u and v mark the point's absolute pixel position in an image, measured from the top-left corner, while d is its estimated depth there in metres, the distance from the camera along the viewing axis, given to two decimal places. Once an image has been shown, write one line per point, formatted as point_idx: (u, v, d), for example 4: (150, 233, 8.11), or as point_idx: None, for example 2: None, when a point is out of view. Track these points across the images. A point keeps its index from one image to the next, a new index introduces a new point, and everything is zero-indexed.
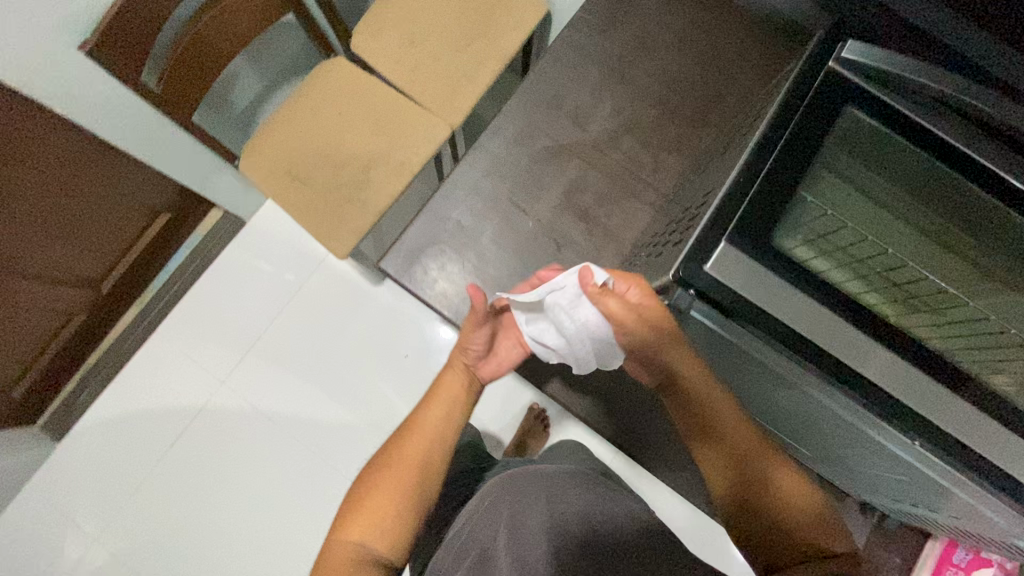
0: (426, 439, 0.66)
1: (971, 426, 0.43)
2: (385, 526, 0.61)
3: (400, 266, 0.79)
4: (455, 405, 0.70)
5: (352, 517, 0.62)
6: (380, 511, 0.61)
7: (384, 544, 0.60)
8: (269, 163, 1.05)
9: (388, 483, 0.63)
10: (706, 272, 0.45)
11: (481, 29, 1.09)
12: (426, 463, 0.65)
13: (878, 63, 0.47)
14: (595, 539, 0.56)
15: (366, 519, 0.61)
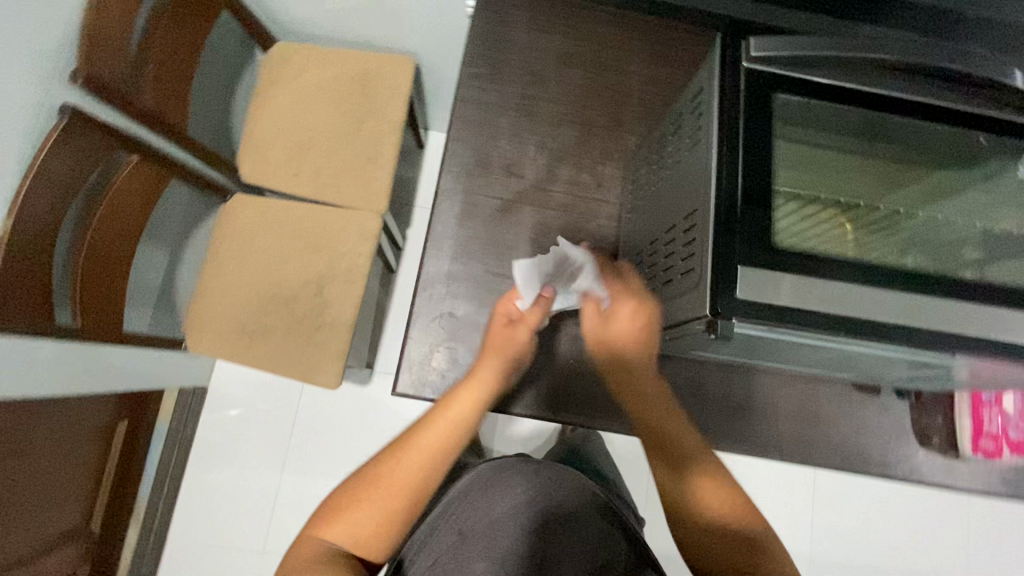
0: (419, 460, 0.61)
1: (987, 321, 0.50)
2: (367, 533, 0.59)
3: (417, 381, 0.75)
4: (457, 428, 0.62)
5: (332, 518, 0.60)
6: (365, 521, 0.59)
7: (364, 547, 0.59)
8: (218, 330, 0.98)
9: (376, 499, 0.59)
10: (739, 301, 0.49)
11: (365, 108, 1.06)
12: (415, 487, 0.60)
13: (785, 53, 0.52)
14: (559, 527, 0.63)
15: (346, 526, 0.59)
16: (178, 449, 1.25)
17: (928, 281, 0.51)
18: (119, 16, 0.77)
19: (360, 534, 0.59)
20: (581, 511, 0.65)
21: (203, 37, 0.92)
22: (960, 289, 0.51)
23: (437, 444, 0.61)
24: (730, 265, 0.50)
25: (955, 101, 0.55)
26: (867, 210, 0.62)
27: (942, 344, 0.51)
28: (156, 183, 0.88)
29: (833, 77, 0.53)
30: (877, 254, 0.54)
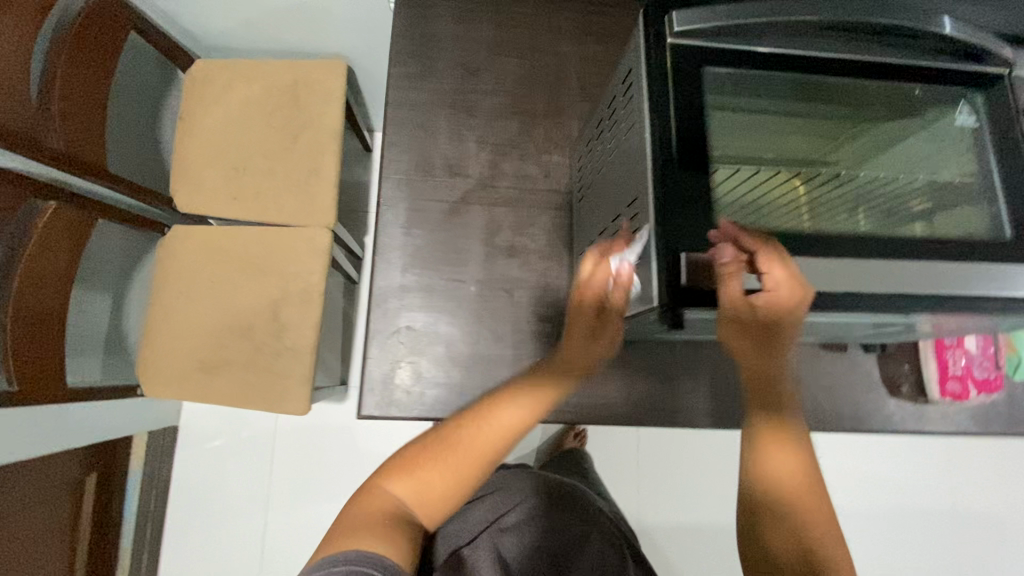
0: (492, 439, 0.61)
1: (940, 276, 0.50)
2: (434, 494, 0.58)
3: (382, 401, 0.72)
4: (532, 413, 0.63)
5: (397, 477, 0.59)
6: (435, 479, 0.59)
7: (427, 507, 0.58)
8: (171, 370, 0.93)
9: (449, 461, 0.59)
10: (686, 289, 0.48)
11: (298, 120, 1.02)
12: (487, 463, 0.60)
13: (709, 24, 0.49)
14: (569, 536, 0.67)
15: (413, 488, 0.58)
16: (155, 495, 1.20)
17: (877, 244, 0.49)
18: (6, 52, 0.71)
19: (422, 499, 0.58)
20: (590, 525, 0.70)
21: (114, 61, 0.86)
22: (909, 247, 0.50)
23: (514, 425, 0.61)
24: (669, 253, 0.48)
25: (885, 54, 0.54)
26: (818, 172, 0.59)
27: (895, 305, 0.50)
28: (85, 226, 0.82)
29: (764, 43, 0.51)
30: (819, 224, 0.53)
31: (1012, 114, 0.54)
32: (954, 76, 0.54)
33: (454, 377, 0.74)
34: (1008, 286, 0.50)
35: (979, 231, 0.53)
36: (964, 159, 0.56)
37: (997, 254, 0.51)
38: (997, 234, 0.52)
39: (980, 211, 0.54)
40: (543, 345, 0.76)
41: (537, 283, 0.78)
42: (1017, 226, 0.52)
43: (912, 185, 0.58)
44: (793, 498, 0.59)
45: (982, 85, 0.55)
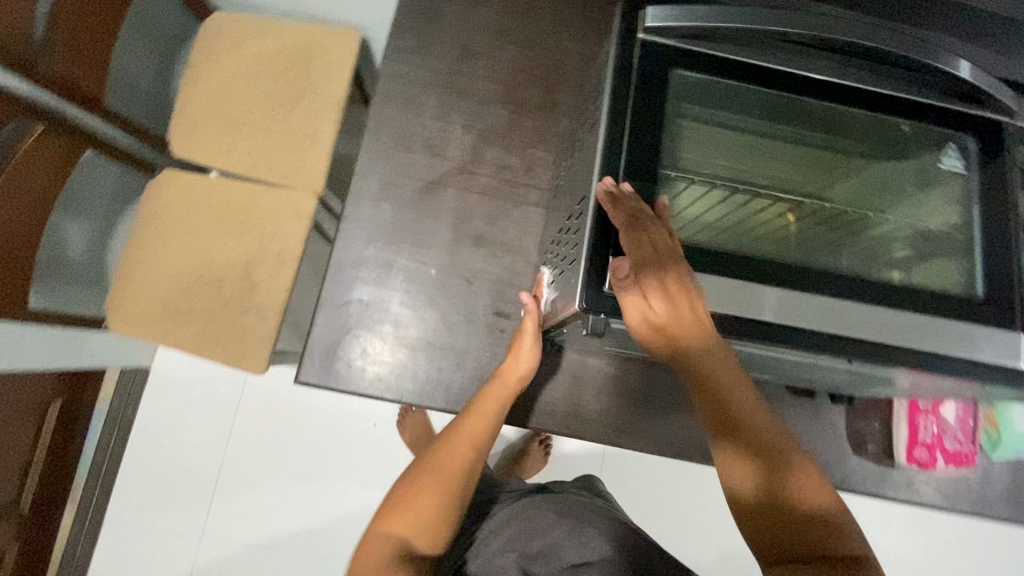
0: (464, 451, 0.62)
1: (893, 326, 0.46)
2: (430, 522, 0.59)
3: (321, 370, 0.71)
4: (494, 419, 0.64)
5: (393, 518, 0.59)
6: (427, 510, 0.59)
7: (428, 536, 0.59)
8: (139, 309, 0.95)
9: (433, 488, 0.60)
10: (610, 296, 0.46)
11: (303, 83, 1.02)
12: (469, 473, 0.61)
13: (682, 24, 0.47)
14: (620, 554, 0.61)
15: (410, 522, 0.58)
16: (118, 432, 1.22)
17: (825, 280, 0.47)
18: None
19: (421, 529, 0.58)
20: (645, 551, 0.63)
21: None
22: (860, 290, 0.47)
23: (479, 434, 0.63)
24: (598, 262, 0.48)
25: (873, 83, 0.50)
26: (806, 204, 0.54)
27: (841, 348, 0.47)
28: (69, 152, 0.84)
29: (741, 53, 0.49)
30: (784, 251, 0.48)
31: (1000, 166, 0.50)
32: (946, 116, 0.51)
33: (399, 358, 0.72)
34: (966, 346, 0.47)
35: (952, 284, 0.49)
36: (951, 207, 0.52)
37: (960, 310, 0.47)
38: (968, 290, 0.48)
39: (959, 263, 0.50)
40: (495, 340, 0.74)
41: (500, 276, 0.76)
42: (988, 285, 0.48)
43: (898, 229, 0.53)
44: (799, 510, 0.49)
45: (975, 129, 0.51)
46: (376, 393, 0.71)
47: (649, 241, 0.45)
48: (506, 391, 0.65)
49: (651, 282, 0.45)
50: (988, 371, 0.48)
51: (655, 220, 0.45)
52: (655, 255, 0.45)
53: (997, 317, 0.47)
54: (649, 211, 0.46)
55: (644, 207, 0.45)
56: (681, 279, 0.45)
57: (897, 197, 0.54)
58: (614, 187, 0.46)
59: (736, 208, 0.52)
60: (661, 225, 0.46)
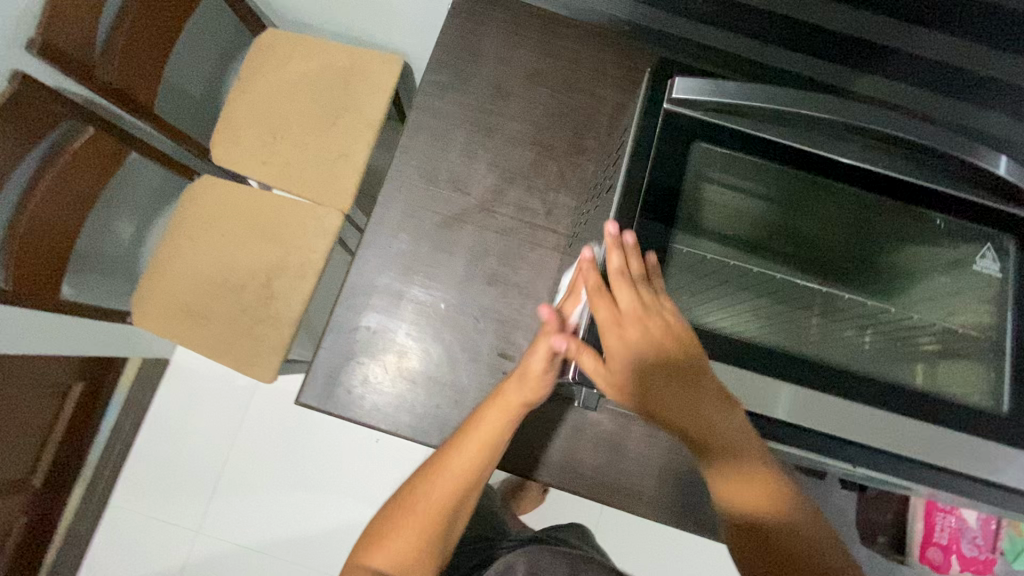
0: (451, 484, 0.57)
1: (901, 436, 0.44)
2: (408, 554, 0.56)
3: (321, 393, 0.71)
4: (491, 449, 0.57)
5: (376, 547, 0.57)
6: (405, 542, 0.56)
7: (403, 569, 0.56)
8: (163, 307, 0.98)
9: (413, 519, 0.57)
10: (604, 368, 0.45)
11: (343, 103, 1.04)
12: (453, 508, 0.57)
13: (709, 99, 0.46)
14: None
15: (387, 555, 0.56)
16: (132, 418, 1.25)
17: (833, 378, 0.45)
18: None
19: (397, 566, 0.56)
20: None
21: (185, 14, 0.92)
22: (870, 392, 0.44)
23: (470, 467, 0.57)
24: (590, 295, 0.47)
25: (911, 172, 0.48)
26: (824, 285, 0.51)
27: (841, 452, 0.45)
28: (114, 154, 0.87)
29: (769, 133, 0.47)
30: (794, 341, 0.46)
31: None
32: (988, 215, 0.48)
33: (398, 390, 0.72)
34: (981, 466, 0.44)
35: (975, 396, 0.46)
36: (982, 309, 0.49)
37: (980, 427, 0.44)
38: (991, 404, 0.45)
39: (983, 371, 0.47)
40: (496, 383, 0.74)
41: (509, 318, 0.75)
42: (1014, 402, 0.45)
43: (926, 325, 0.50)
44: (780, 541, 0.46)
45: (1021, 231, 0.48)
46: (373, 423, 0.71)
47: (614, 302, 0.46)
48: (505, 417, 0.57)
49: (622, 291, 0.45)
50: (1003, 493, 0.45)
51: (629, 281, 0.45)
52: (619, 317, 0.45)
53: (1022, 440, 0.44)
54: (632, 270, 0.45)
55: (626, 266, 0.45)
56: (655, 301, 0.45)
57: (927, 289, 0.51)
58: (611, 239, 0.45)
59: (748, 285, 0.50)
60: (639, 286, 0.45)
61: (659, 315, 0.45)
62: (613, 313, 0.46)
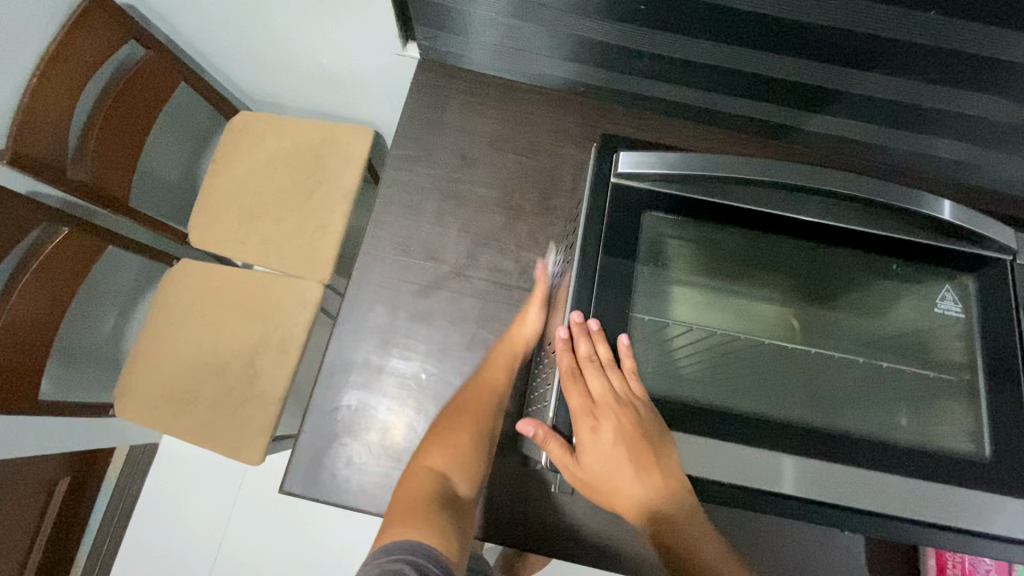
0: (484, 395, 0.69)
1: (889, 496, 0.42)
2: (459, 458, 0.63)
3: (305, 480, 0.69)
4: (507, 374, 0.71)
5: (432, 452, 0.63)
6: (456, 442, 0.64)
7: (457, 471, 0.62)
8: (147, 396, 0.96)
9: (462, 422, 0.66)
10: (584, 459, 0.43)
11: (316, 177, 1.06)
12: (488, 412, 0.67)
13: (653, 171, 0.48)
14: None
15: (442, 458, 0.62)
16: (119, 511, 1.20)
17: (810, 439, 0.44)
18: (53, 92, 0.80)
19: (453, 464, 0.62)
20: None
21: (156, 109, 0.95)
22: (850, 451, 0.44)
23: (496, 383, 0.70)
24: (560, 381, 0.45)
25: (858, 223, 0.49)
26: (793, 346, 0.48)
27: (832, 518, 0.43)
28: (91, 252, 0.88)
29: (714, 195, 0.48)
30: (766, 405, 0.45)
31: (1003, 312, 0.48)
32: (937, 256, 0.49)
33: (384, 470, 0.71)
34: (973, 519, 0.42)
35: (957, 440, 0.45)
36: (958, 350, 0.48)
37: (964, 477, 0.43)
38: (973, 449, 0.45)
39: (962, 411, 0.46)
40: None
41: None
42: (996, 444, 0.44)
43: (900, 370, 0.48)
44: None
45: (972, 269, 0.49)
46: (361, 506, 0.69)
47: (587, 389, 0.44)
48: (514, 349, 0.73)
49: (592, 376, 0.44)
50: (999, 544, 0.44)
51: (599, 367, 0.44)
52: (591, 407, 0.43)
53: (1007, 486, 0.43)
54: (600, 356, 0.44)
55: (594, 351, 0.44)
56: (626, 388, 0.44)
57: (899, 331, 0.50)
58: (577, 326, 0.44)
59: (730, 349, 0.48)
60: (609, 374, 0.43)
61: (630, 402, 0.43)
62: (586, 398, 0.44)
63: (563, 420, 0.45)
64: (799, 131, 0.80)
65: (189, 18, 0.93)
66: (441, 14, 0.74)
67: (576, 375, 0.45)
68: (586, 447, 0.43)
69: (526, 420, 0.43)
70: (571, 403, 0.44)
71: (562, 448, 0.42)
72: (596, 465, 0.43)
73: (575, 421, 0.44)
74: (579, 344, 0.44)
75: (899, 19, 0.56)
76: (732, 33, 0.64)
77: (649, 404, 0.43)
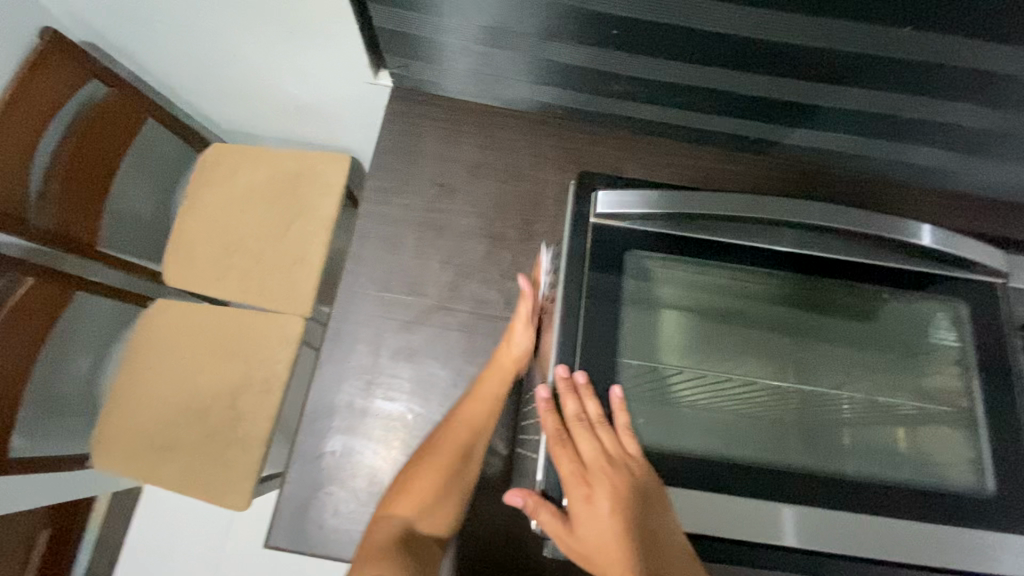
0: (467, 432, 0.60)
1: (891, 539, 0.41)
2: (430, 502, 0.57)
3: (291, 533, 0.66)
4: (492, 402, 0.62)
5: (397, 496, 0.57)
6: (429, 487, 0.57)
7: (427, 520, 0.56)
8: (125, 444, 0.93)
9: (436, 465, 0.58)
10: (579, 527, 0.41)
11: (293, 208, 1.04)
12: (467, 455, 0.60)
13: (633, 210, 0.46)
14: None
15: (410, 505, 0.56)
16: (103, 561, 1.15)
17: (810, 485, 0.42)
18: (14, 139, 0.77)
19: (420, 512, 0.56)
20: None
21: (122, 149, 0.93)
22: (848, 493, 0.42)
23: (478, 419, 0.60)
24: (548, 446, 0.43)
25: (843, 254, 0.48)
26: (786, 385, 0.47)
27: (834, 565, 0.42)
28: (58, 300, 0.85)
29: (696, 232, 0.47)
30: (764, 451, 0.43)
31: (994, 336, 0.47)
32: (926, 281, 0.48)
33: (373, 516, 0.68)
34: (980, 558, 0.41)
35: (958, 474, 0.44)
36: (954, 378, 0.47)
37: (969, 514, 0.42)
38: (976, 483, 0.43)
39: (964, 443, 0.45)
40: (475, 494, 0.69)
41: None
42: (998, 476, 0.43)
43: (898, 404, 0.47)
44: None
45: (962, 292, 0.48)
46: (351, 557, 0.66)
47: (577, 453, 0.42)
48: (502, 377, 0.62)
49: (581, 438, 0.42)
50: None
51: (588, 427, 0.42)
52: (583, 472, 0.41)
53: (1011, 520, 0.42)
54: (588, 414, 0.43)
55: (583, 410, 0.42)
56: (619, 448, 0.42)
57: (894, 359, 0.48)
58: (562, 383, 0.43)
59: (723, 390, 0.46)
60: (599, 434, 0.42)
61: (625, 463, 0.41)
62: (577, 462, 0.42)
63: (555, 486, 0.43)
64: (780, 146, 0.79)
65: (155, 55, 0.90)
66: (410, 43, 0.72)
67: (564, 437, 0.43)
68: (581, 517, 0.40)
69: (513, 492, 0.42)
70: (562, 469, 0.42)
71: (553, 518, 0.41)
72: (592, 536, 0.40)
73: (568, 488, 0.42)
74: (566, 404, 0.43)
75: (875, 36, 0.55)
76: (709, 57, 0.63)
77: (644, 464, 0.41)
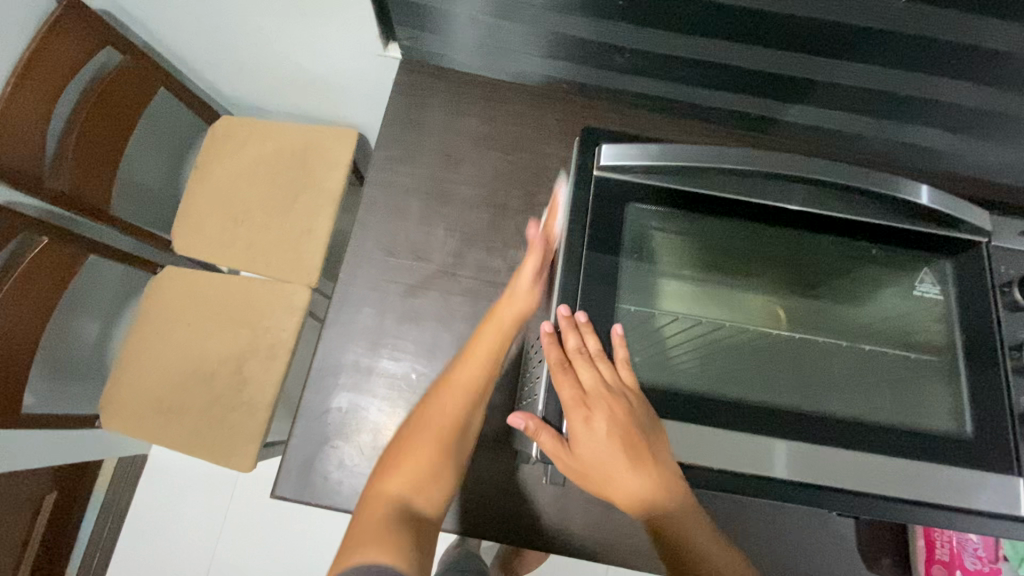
0: (459, 398, 0.61)
1: (874, 473, 0.43)
2: (427, 476, 0.58)
3: (296, 483, 0.68)
4: (487, 367, 0.62)
5: (391, 473, 0.58)
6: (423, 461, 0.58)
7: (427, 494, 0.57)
8: (133, 407, 0.95)
9: (432, 435, 0.59)
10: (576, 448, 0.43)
11: (301, 180, 1.05)
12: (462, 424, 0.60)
13: (633, 163, 0.48)
14: None
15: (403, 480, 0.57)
16: (110, 526, 1.17)
17: (797, 423, 0.44)
18: (31, 102, 0.79)
19: (414, 485, 0.57)
20: None
21: (133, 117, 0.94)
22: (834, 433, 0.44)
23: (473, 382, 0.61)
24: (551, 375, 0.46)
25: (835, 210, 0.50)
26: (776, 333, 0.50)
27: (823, 499, 0.44)
28: (71, 262, 0.87)
29: (694, 186, 0.49)
30: (753, 391, 0.46)
31: (979, 293, 0.49)
32: (915, 238, 0.50)
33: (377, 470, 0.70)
34: (957, 495, 0.43)
35: (940, 419, 0.46)
36: (939, 329, 0.49)
37: (947, 454, 0.44)
38: (955, 427, 0.46)
39: (945, 390, 0.47)
40: None
41: None
42: (977, 422, 0.46)
43: (882, 352, 0.49)
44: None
45: (949, 252, 0.50)
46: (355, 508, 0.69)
47: (577, 381, 0.45)
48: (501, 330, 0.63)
49: (583, 368, 0.44)
50: (979, 518, 0.45)
51: (588, 360, 0.44)
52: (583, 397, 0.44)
53: (988, 462, 0.44)
54: (588, 348, 0.45)
55: (584, 344, 0.44)
56: (617, 378, 0.44)
57: (878, 312, 0.51)
58: (564, 320, 0.45)
59: (714, 335, 0.49)
60: (599, 366, 0.44)
61: (622, 391, 0.44)
62: (578, 389, 0.45)
63: (555, 412, 0.46)
64: (781, 123, 0.81)
65: (169, 26, 0.92)
66: (421, 14, 0.74)
67: (566, 367, 0.45)
68: (579, 437, 0.44)
69: (516, 413, 0.44)
70: (563, 394, 0.45)
71: (553, 439, 0.43)
72: (589, 455, 0.43)
73: (567, 412, 0.45)
74: (568, 337, 0.45)
75: (873, 9, 0.57)
76: (710, 28, 0.65)
77: (640, 395, 0.44)
